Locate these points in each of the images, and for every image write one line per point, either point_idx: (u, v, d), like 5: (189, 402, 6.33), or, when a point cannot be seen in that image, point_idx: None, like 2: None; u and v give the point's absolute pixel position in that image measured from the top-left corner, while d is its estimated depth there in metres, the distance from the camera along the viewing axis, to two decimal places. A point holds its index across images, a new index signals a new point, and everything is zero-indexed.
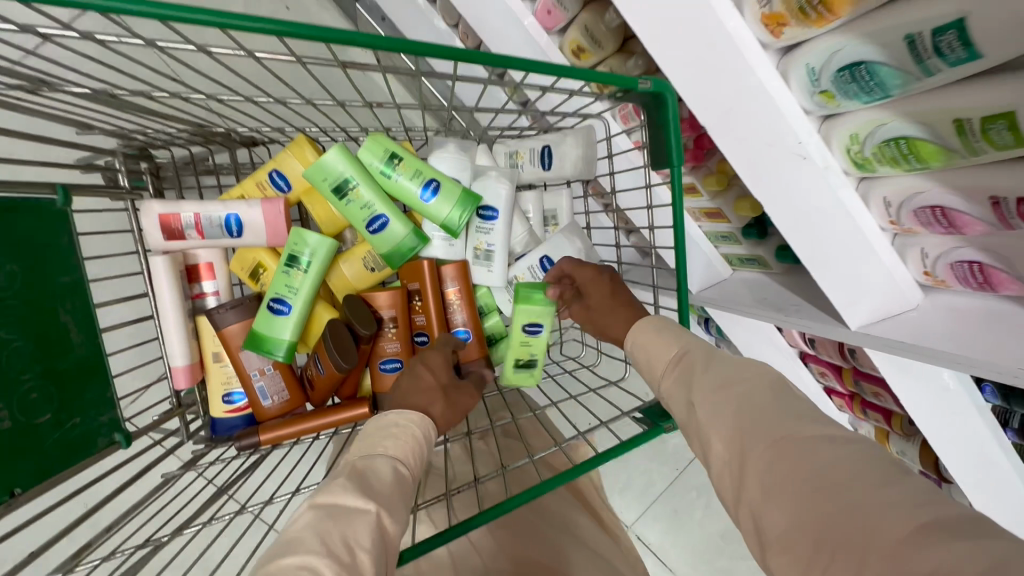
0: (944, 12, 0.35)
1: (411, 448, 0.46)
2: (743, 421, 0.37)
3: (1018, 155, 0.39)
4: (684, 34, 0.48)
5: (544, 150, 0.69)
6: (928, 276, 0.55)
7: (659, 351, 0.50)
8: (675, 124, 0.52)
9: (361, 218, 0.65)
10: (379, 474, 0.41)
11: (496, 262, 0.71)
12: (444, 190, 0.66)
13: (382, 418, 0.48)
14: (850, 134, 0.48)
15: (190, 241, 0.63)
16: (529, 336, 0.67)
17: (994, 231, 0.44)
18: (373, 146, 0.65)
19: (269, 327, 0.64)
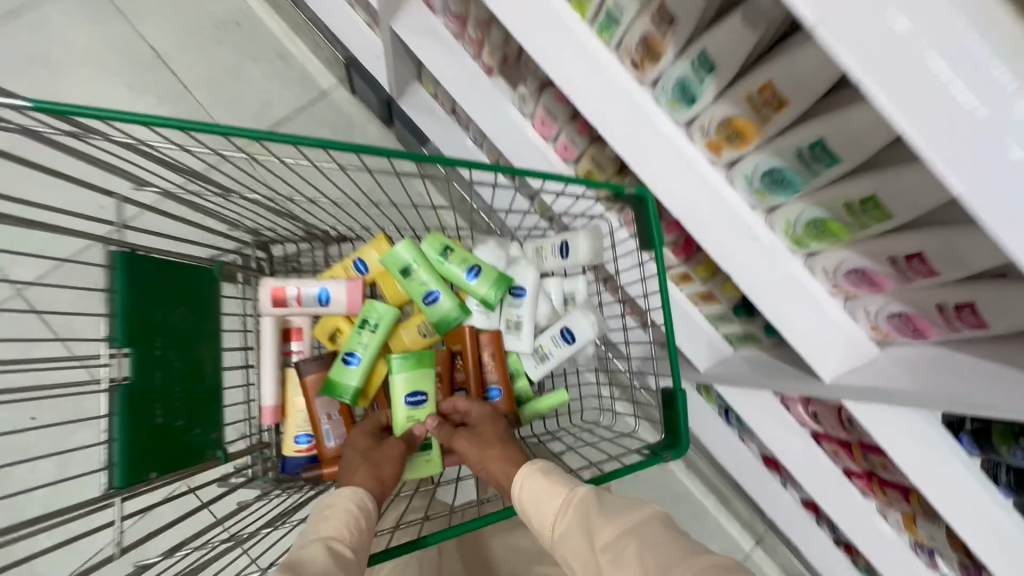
0: (814, 134, 0.53)
1: (345, 528, 0.57)
2: (651, 565, 0.48)
3: (896, 226, 0.54)
4: (656, 157, 0.68)
5: (563, 244, 0.87)
6: (876, 331, 0.66)
7: (551, 496, 0.61)
8: (654, 216, 0.73)
9: (419, 293, 0.83)
10: (312, 562, 0.51)
11: (524, 332, 0.86)
12: (483, 273, 0.84)
13: (319, 515, 0.60)
14: (785, 220, 0.64)
15: (290, 308, 0.82)
16: (412, 408, 0.77)
17: (904, 284, 0.57)
18: (433, 242, 0.85)
19: (341, 376, 0.79)
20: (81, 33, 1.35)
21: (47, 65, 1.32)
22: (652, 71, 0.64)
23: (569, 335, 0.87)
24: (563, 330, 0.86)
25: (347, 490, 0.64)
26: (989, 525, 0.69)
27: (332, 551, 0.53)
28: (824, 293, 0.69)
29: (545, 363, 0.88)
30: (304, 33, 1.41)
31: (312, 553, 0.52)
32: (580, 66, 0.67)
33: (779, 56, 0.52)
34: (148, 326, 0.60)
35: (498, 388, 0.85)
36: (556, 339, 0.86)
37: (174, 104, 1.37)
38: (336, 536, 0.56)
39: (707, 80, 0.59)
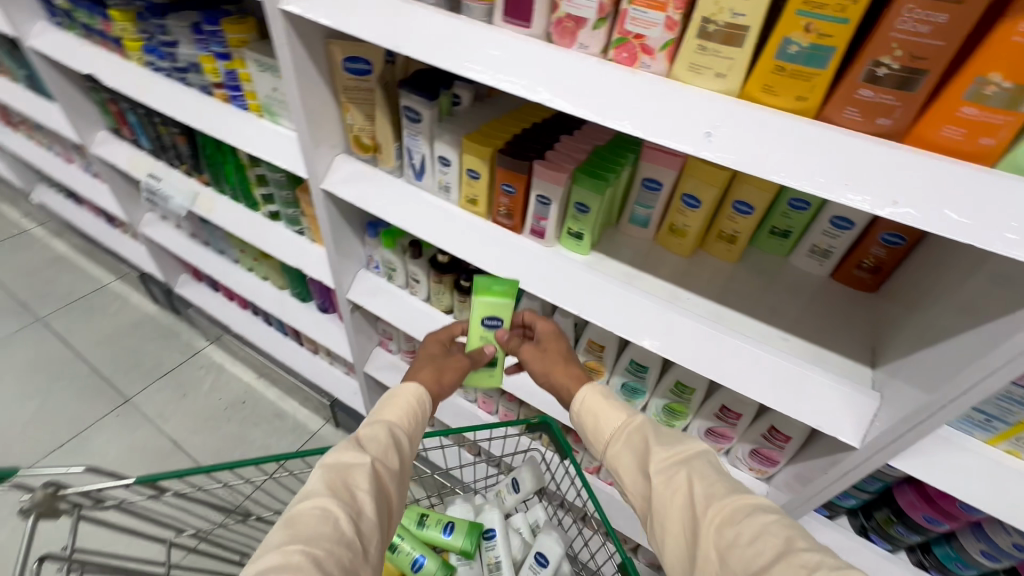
0: (630, 356, 0.88)
1: (406, 419, 0.74)
2: (698, 491, 0.63)
3: (705, 392, 0.85)
4: (553, 397, 1.00)
5: (516, 480, 1.09)
6: (755, 471, 0.88)
7: (614, 417, 0.76)
8: (564, 437, 0.98)
9: (408, 561, 0.96)
10: (374, 438, 0.68)
11: (504, 570, 0.99)
12: (457, 526, 0.99)
13: (384, 399, 0.77)
14: (651, 411, 0.93)
15: None
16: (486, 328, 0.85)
17: (737, 425, 0.84)
18: (411, 513, 1.02)
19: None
20: (114, 444, 1.67)
21: None
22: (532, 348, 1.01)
23: (542, 558, 0.98)
24: (537, 555, 0.98)
25: (405, 389, 0.78)
26: None
27: (393, 436, 0.70)
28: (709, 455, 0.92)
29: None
30: (296, 394, 1.82)
31: (378, 436, 0.69)
32: (490, 361, 1.05)
33: (590, 325, 0.90)
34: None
35: None
36: (534, 566, 0.98)
37: None
38: (397, 425, 0.72)
39: (561, 346, 0.96)
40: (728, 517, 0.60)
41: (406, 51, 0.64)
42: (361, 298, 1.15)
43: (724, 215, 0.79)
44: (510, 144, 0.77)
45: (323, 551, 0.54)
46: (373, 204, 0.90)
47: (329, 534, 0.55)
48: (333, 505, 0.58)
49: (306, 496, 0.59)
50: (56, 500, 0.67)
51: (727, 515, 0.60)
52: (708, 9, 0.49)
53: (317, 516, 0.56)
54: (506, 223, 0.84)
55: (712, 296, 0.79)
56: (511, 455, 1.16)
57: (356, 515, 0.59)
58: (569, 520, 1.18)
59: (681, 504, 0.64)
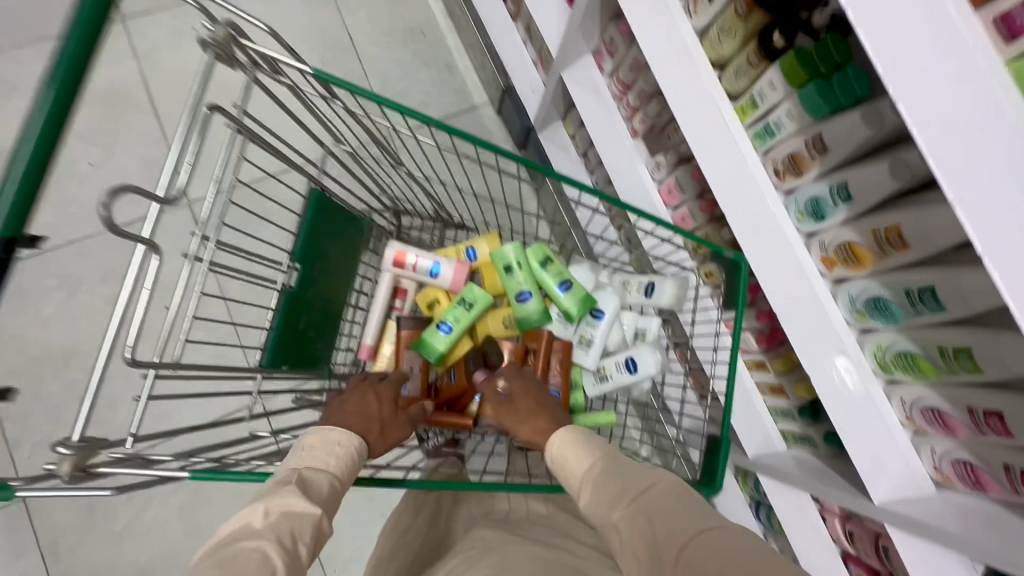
0: (926, 278, 0.60)
1: (344, 464, 0.64)
2: (659, 531, 0.54)
3: (988, 384, 0.60)
4: (773, 251, 0.75)
5: (649, 284, 0.94)
6: (938, 471, 0.70)
7: (581, 457, 0.67)
8: (743, 287, 0.79)
9: (514, 292, 0.89)
10: (316, 484, 0.59)
11: (593, 349, 0.92)
12: (573, 289, 0.90)
13: (313, 442, 0.64)
14: (877, 343, 0.70)
15: (406, 271, 0.88)
16: None
17: (977, 435, 0.63)
18: (537, 250, 0.91)
19: (432, 338, 0.86)
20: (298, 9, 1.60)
21: None
22: (791, 182, 0.73)
23: (632, 364, 0.90)
24: (628, 359, 0.91)
25: (341, 437, 0.66)
26: None
27: (335, 487, 0.61)
28: (896, 420, 0.73)
29: (603, 384, 0.92)
30: (476, 56, 1.60)
31: (322, 484, 0.59)
32: (716, 152, 0.76)
33: (912, 211, 0.60)
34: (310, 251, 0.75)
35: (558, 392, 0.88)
36: (620, 366, 0.91)
37: None
38: (339, 475, 0.63)
39: (840, 207, 0.67)
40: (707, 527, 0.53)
41: None
42: None
43: None
44: None
45: None
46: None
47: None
48: (265, 550, 0.50)
49: (246, 535, 0.51)
50: (233, 48, 0.58)
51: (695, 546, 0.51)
52: None
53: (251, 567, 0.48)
54: None
55: None
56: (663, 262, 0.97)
57: (293, 549, 0.51)
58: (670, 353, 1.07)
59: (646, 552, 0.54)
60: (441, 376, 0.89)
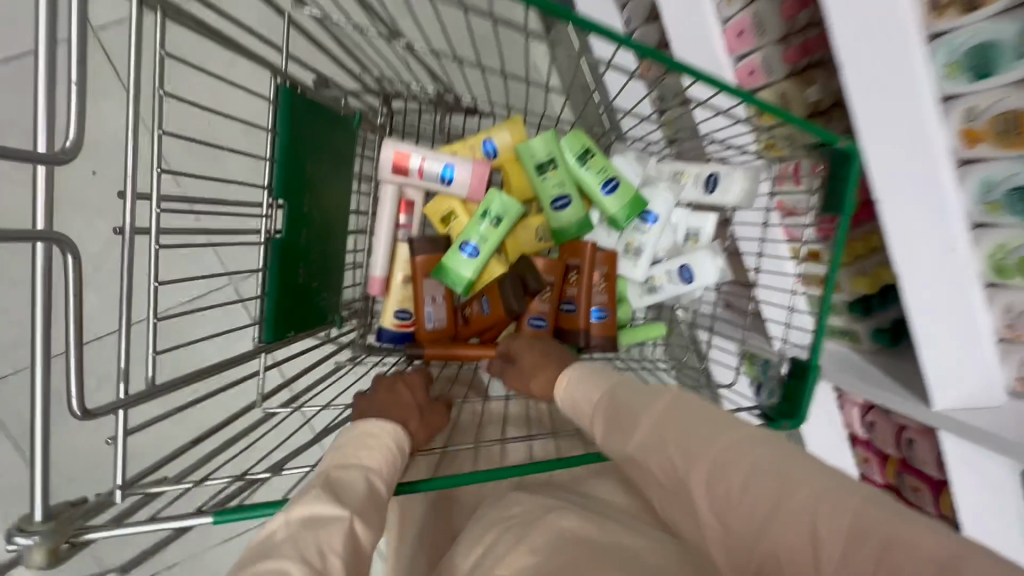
0: None
1: (386, 464, 0.55)
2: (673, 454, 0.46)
3: None
4: (899, 127, 0.59)
5: (710, 177, 0.79)
6: (1019, 381, 0.65)
7: (592, 392, 0.59)
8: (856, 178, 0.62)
9: (549, 198, 0.77)
10: (351, 484, 0.50)
11: (642, 259, 0.82)
12: (620, 189, 0.78)
13: (343, 443, 0.56)
14: (999, 243, 0.59)
15: (411, 178, 0.76)
16: None
17: None
18: (573, 140, 0.77)
19: (456, 263, 0.75)
20: None
21: None
22: (950, 22, 0.53)
23: (686, 274, 0.83)
24: (682, 268, 0.83)
25: (388, 432, 0.59)
26: None
27: (370, 488, 0.51)
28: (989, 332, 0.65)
29: (653, 295, 0.85)
30: None
31: (354, 484, 0.50)
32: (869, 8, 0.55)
33: None
34: (297, 151, 0.53)
35: (603, 310, 0.81)
36: (672, 276, 0.83)
37: None
38: (376, 471, 0.53)
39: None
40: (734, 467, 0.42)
41: None
42: None
43: None
44: None
45: None
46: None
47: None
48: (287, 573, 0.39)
49: (263, 554, 0.41)
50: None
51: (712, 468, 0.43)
52: None
53: None
54: None
55: None
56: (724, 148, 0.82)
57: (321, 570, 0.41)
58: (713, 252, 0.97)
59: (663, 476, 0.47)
60: (471, 302, 0.80)
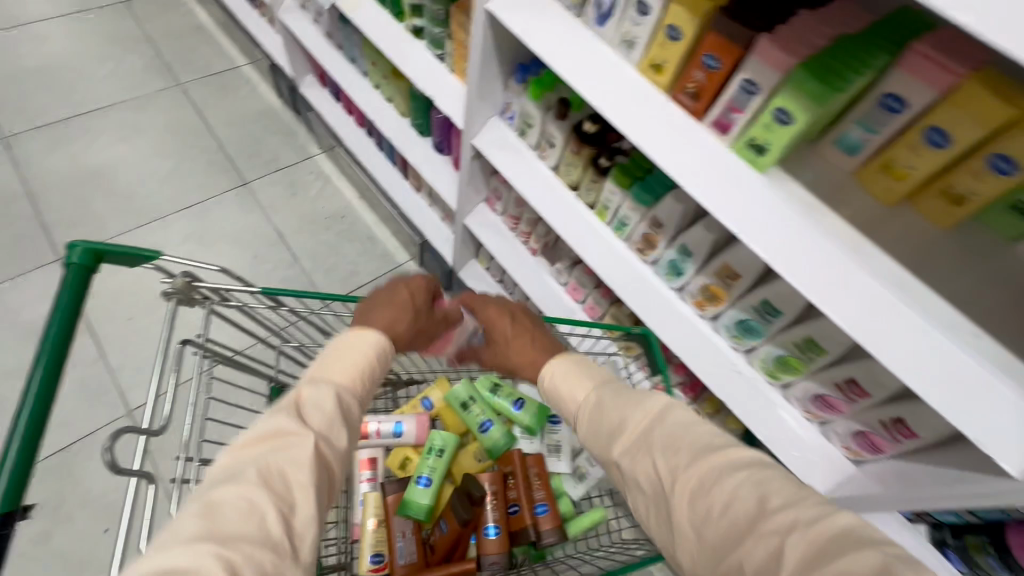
0: (759, 296, 0.79)
1: (352, 376, 0.65)
2: (663, 470, 0.56)
3: (834, 361, 0.77)
4: (674, 318, 0.93)
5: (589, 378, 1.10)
6: (848, 450, 0.82)
7: (578, 389, 0.72)
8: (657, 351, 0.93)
9: (476, 424, 1.02)
10: (318, 406, 0.58)
11: (563, 454, 1.04)
12: (527, 404, 1.04)
13: (341, 351, 0.67)
14: (759, 358, 0.86)
15: (371, 439, 1.01)
16: (775, 121, 0.62)
17: (853, 408, 0.77)
18: (484, 381, 1.07)
19: (413, 494, 0.94)
20: (235, 219, 1.83)
21: (200, 237, 1.79)
22: (651, 254, 0.93)
23: None
24: None
25: (372, 341, 0.69)
26: None
27: (340, 400, 0.61)
28: (802, 417, 0.86)
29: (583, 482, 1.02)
30: (391, 224, 1.86)
31: (323, 399, 0.59)
32: (619, 268, 0.96)
33: (730, 249, 0.80)
34: None
35: (545, 505, 0.97)
36: (591, 459, 1.03)
37: (285, 271, 1.76)
38: (345, 386, 0.63)
39: (688, 262, 0.87)
40: (697, 482, 0.53)
41: None
42: (487, 148, 1.08)
43: (967, 167, 0.62)
44: (737, 3, 0.62)
45: (241, 558, 0.44)
46: (550, 53, 0.77)
47: (252, 535, 0.46)
48: (260, 500, 0.48)
49: (221, 484, 0.50)
50: (192, 290, 0.69)
51: (693, 488, 0.53)
52: None
53: (237, 518, 0.47)
54: (687, 104, 0.70)
55: (902, 261, 0.66)
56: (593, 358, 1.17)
57: (290, 512, 0.50)
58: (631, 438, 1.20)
59: (648, 479, 0.57)
60: (434, 531, 0.94)
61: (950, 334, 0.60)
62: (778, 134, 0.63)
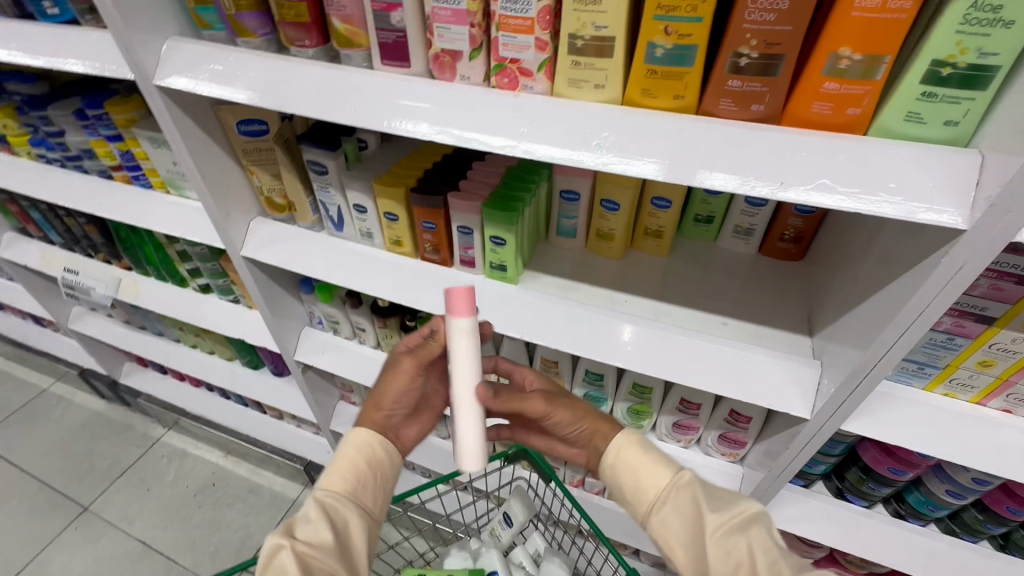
0: (581, 369, 0.88)
1: (338, 478, 0.64)
2: (761, 567, 0.51)
3: (666, 390, 0.86)
4: None
5: (505, 515, 1.05)
6: (727, 455, 0.88)
7: (660, 472, 0.63)
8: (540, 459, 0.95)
9: None
10: (307, 517, 0.59)
11: None
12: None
13: (341, 454, 0.67)
14: (618, 417, 0.92)
15: None
16: (496, 246, 0.75)
17: (702, 420, 0.85)
18: None
19: None
20: (82, 557, 1.55)
21: None
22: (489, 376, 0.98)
23: None
24: None
25: (360, 436, 0.68)
26: (929, 554, 0.80)
27: (328, 509, 0.61)
28: (681, 448, 0.91)
29: None
30: (270, 464, 1.73)
31: (309, 517, 0.59)
32: None
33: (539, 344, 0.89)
34: None
35: None
36: None
37: None
38: (338, 492, 0.63)
39: None
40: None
41: (295, 105, 0.61)
42: (310, 356, 1.11)
43: (645, 213, 0.81)
44: (423, 180, 0.76)
45: None
46: (314, 269, 0.86)
47: None
48: None
49: None
50: None
51: None
52: (572, 25, 0.50)
53: None
54: (434, 259, 0.82)
55: (651, 294, 0.79)
56: (500, 488, 1.13)
57: None
58: (579, 545, 1.16)
59: None
60: None
61: (707, 332, 0.72)
62: (505, 254, 0.75)
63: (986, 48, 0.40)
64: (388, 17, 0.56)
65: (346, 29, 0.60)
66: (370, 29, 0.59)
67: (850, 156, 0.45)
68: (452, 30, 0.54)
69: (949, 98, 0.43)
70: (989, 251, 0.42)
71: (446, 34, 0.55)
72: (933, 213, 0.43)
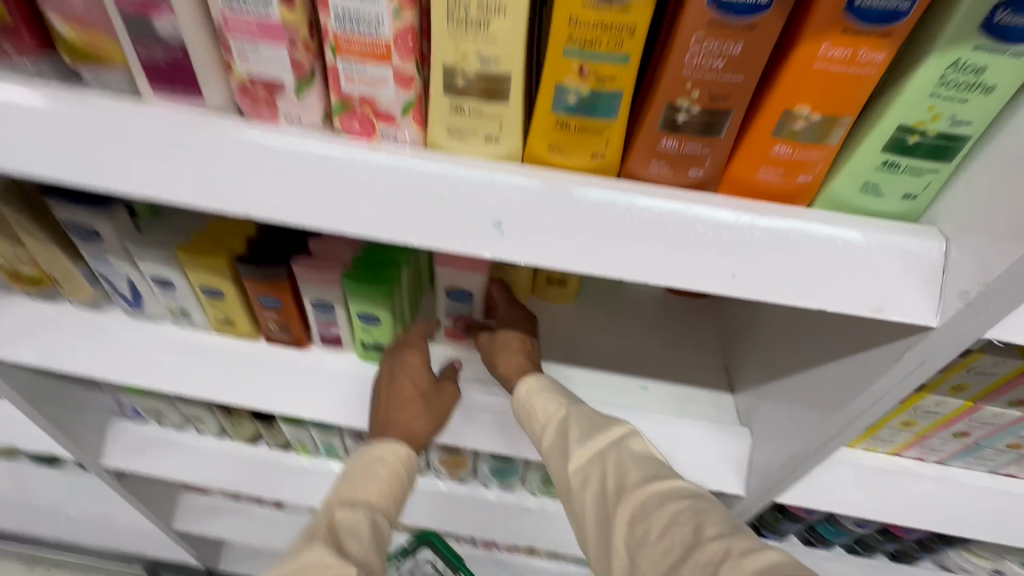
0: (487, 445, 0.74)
1: (391, 499, 0.55)
2: (612, 484, 0.46)
3: None
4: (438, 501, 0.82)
5: None
6: None
7: (544, 404, 0.55)
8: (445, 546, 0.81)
9: None
10: (355, 531, 0.49)
11: None
12: None
13: (372, 465, 0.56)
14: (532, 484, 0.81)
15: None
16: (367, 322, 0.57)
17: None
18: None
19: None
20: None
21: None
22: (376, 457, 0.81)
23: None
24: None
25: (394, 451, 0.58)
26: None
27: (373, 528, 0.51)
28: None
29: None
30: (97, 569, 1.34)
31: (361, 531, 0.49)
32: None
33: None
34: None
35: None
36: None
37: None
38: (378, 508, 0.53)
39: None
40: (636, 510, 0.43)
41: (1, 159, 0.37)
42: (125, 460, 0.83)
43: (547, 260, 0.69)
44: (253, 242, 0.55)
45: None
46: (102, 367, 0.60)
47: None
48: None
49: None
50: None
51: (637, 509, 0.42)
52: (448, 55, 0.34)
53: None
54: (283, 340, 0.61)
55: (561, 357, 0.68)
56: None
57: None
58: None
59: (596, 503, 0.47)
60: None
61: (629, 403, 0.63)
62: (381, 330, 0.58)
63: (959, 117, 0.33)
64: (148, 22, 0.35)
65: (76, 34, 0.37)
66: (123, 40, 0.37)
67: (809, 239, 0.36)
68: (262, 51, 0.36)
69: (912, 169, 0.35)
70: (956, 350, 0.36)
71: (253, 55, 0.36)
72: (900, 310, 0.36)
